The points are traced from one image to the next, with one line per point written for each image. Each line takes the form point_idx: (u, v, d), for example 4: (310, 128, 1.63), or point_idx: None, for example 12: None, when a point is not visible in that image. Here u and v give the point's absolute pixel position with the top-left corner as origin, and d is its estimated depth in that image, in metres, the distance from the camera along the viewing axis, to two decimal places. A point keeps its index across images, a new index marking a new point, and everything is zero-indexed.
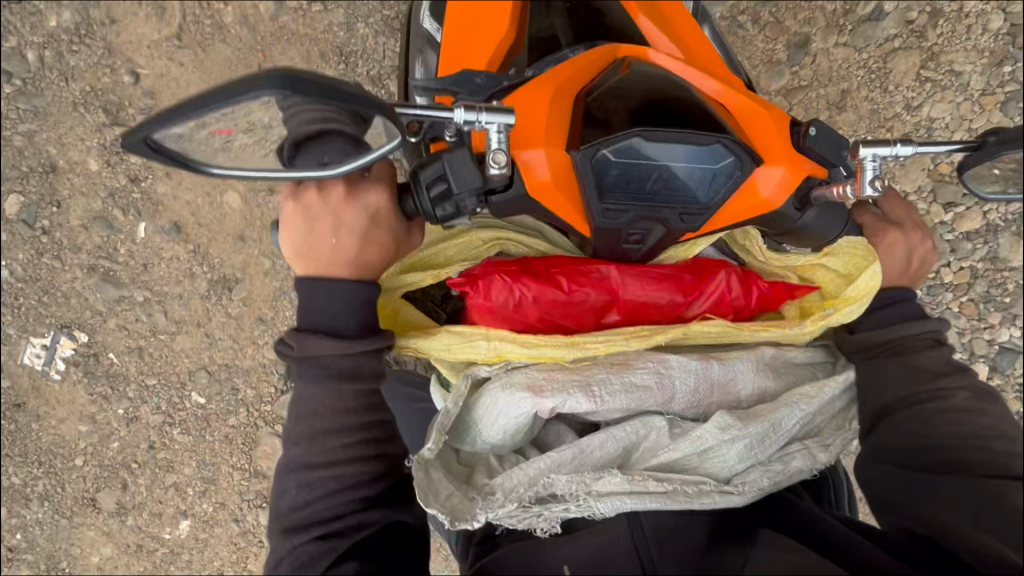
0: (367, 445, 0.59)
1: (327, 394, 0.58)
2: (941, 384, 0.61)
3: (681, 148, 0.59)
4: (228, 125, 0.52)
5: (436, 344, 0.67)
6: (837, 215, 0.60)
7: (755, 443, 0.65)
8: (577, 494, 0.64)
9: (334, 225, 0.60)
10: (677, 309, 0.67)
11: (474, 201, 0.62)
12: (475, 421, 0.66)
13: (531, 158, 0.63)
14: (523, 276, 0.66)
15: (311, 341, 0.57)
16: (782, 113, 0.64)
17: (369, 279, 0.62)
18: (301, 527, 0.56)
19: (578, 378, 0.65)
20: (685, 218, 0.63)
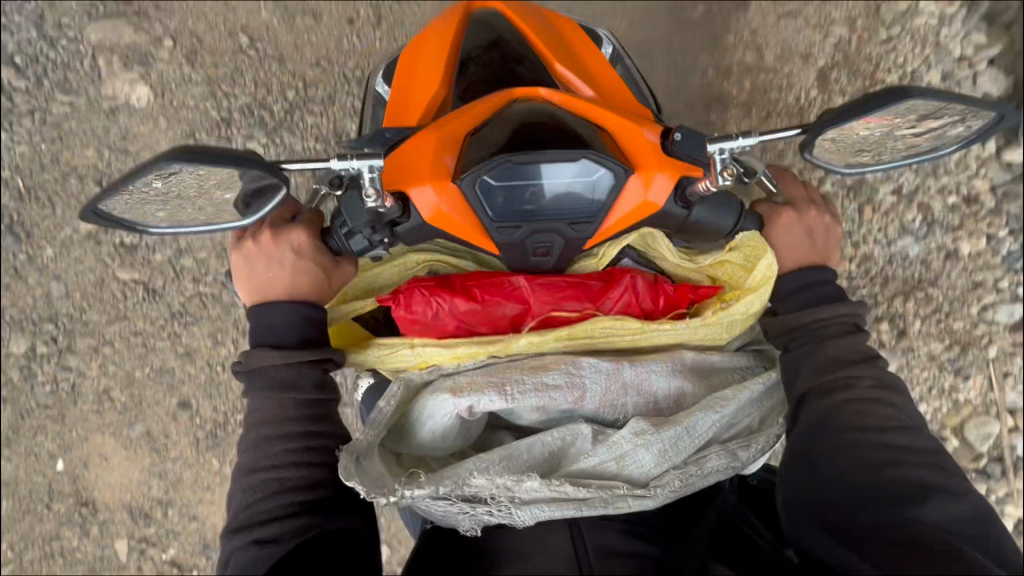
0: (301, 459, 0.64)
1: (270, 401, 0.64)
2: (849, 375, 0.62)
3: (552, 165, 0.59)
4: (149, 193, 0.57)
5: (370, 357, 0.69)
6: (723, 209, 0.65)
7: (668, 448, 0.64)
8: (498, 498, 0.62)
9: (268, 258, 0.68)
10: (586, 313, 0.67)
11: (379, 233, 0.64)
12: (415, 421, 0.67)
13: (416, 189, 0.61)
14: (440, 289, 0.66)
15: (253, 377, 0.65)
16: (663, 128, 0.65)
17: (305, 302, 0.68)
18: (245, 528, 0.63)
19: (493, 378, 0.64)
20: (578, 227, 0.63)
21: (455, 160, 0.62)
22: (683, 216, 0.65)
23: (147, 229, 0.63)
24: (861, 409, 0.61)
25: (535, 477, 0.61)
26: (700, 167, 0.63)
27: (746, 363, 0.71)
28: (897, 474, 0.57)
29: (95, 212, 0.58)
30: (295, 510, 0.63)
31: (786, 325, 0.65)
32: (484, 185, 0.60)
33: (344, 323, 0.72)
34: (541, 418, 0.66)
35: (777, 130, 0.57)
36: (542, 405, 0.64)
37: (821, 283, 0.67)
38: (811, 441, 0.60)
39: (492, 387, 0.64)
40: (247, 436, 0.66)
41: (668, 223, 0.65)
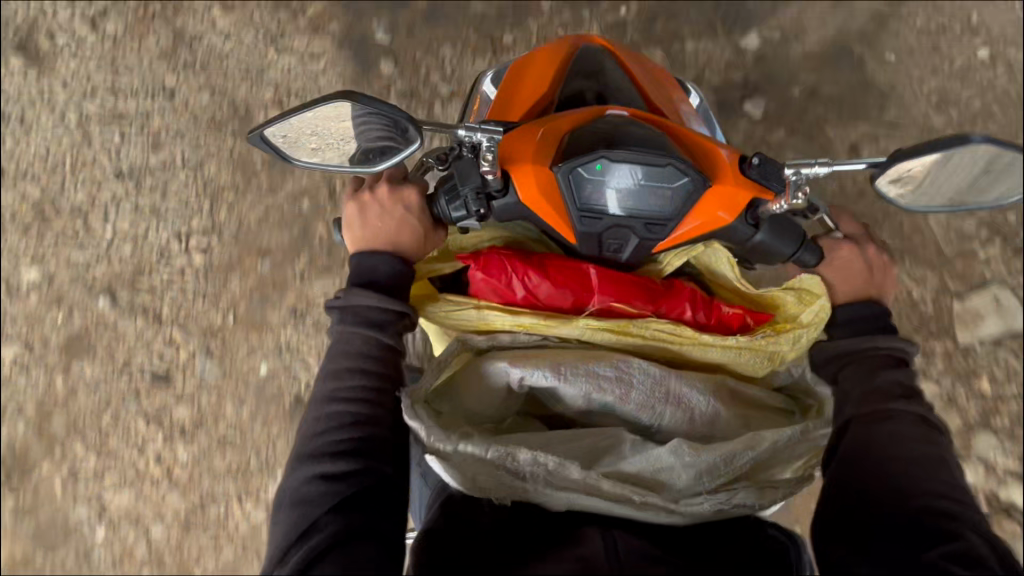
0: (370, 398, 0.67)
1: (360, 336, 0.68)
2: (896, 409, 0.64)
3: (640, 168, 0.64)
4: (311, 128, 0.64)
5: (436, 312, 0.73)
6: (790, 237, 0.71)
7: (703, 474, 0.66)
8: (536, 475, 0.65)
9: (382, 210, 0.74)
10: (645, 307, 0.72)
11: (478, 203, 0.70)
12: (463, 385, 0.70)
13: (514, 167, 0.68)
14: (512, 261, 0.71)
15: (350, 314, 0.69)
16: (739, 151, 0.70)
17: (403, 255, 0.72)
18: (313, 457, 0.64)
19: (548, 356, 0.68)
20: (652, 228, 0.69)
21: (551, 149, 0.68)
22: (753, 234, 0.70)
23: (293, 161, 0.68)
24: (907, 440, 0.62)
25: (578, 469, 0.64)
26: (774, 192, 0.68)
27: (782, 407, 0.74)
28: (938, 506, 0.57)
29: (262, 138, 0.64)
30: (364, 450, 0.64)
31: (835, 351, 0.70)
32: (576, 177, 0.66)
33: (424, 279, 0.76)
34: (583, 408, 0.69)
35: (847, 162, 0.63)
36: (590, 397, 0.67)
37: (872, 311, 0.72)
38: (854, 471, 0.61)
39: (546, 363, 0.67)
40: (329, 369, 0.68)
41: (739, 241, 0.71)
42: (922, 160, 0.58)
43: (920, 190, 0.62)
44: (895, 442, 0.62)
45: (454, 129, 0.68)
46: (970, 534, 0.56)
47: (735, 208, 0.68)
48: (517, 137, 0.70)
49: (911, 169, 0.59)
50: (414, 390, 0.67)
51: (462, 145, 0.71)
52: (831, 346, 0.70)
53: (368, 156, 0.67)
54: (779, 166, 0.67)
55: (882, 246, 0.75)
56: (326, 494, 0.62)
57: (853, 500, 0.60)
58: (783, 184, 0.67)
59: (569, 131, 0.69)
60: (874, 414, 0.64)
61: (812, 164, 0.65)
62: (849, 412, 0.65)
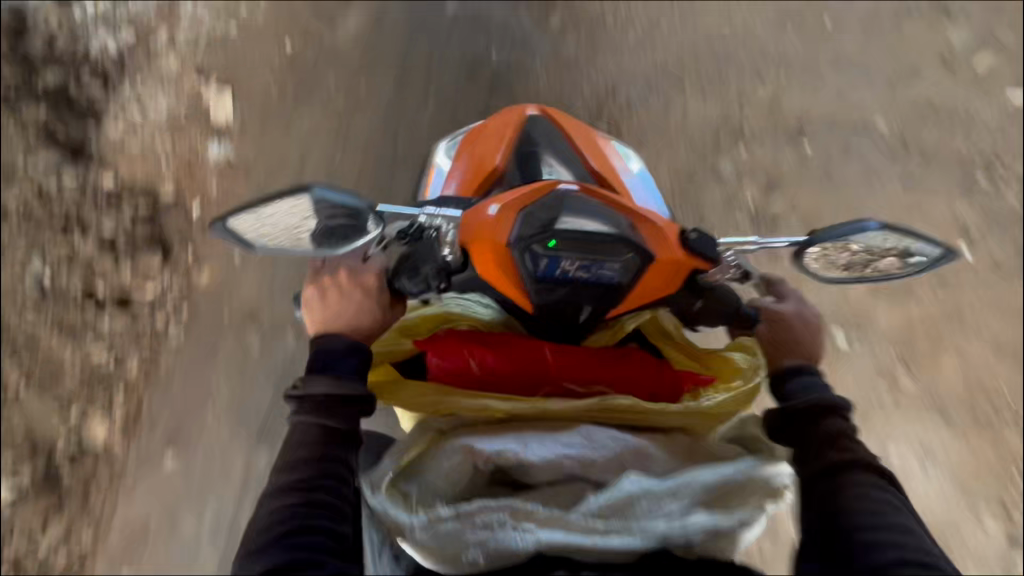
0: (326, 483, 0.67)
1: (317, 421, 0.69)
2: (848, 459, 0.68)
3: (586, 242, 0.68)
4: (278, 218, 0.66)
5: (396, 399, 0.73)
6: (728, 298, 0.77)
7: (661, 496, 0.66)
8: (500, 521, 0.65)
9: (342, 290, 0.76)
10: (598, 374, 0.74)
11: (438, 278, 0.75)
12: (424, 469, 0.70)
13: (473, 242, 0.71)
14: (470, 342, 0.74)
15: (308, 400, 0.70)
16: (676, 223, 0.75)
17: (368, 334, 0.76)
18: (268, 551, 0.62)
19: (511, 432, 0.69)
20: (603, 297, 0.73)
21: (505, 223, 0.70)
22: (693, 299, 0.76)
23: (254, 249, 0.68)
24: (864, 497, 0.65)
25: (542, 508, 0.65)
26: (711, 262, 0.73)
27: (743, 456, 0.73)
28: (899, 554, 0.61)
29: (228, 227, 0.66)
30: (322, 541, 0.63)
31: (783, 412, 0.74)
32: (530, 254, 0.69)
33: (384, 362, 0.77)
34: (552, 478, 0.68)
35: (772, 239, 0.69)
36: (555, 466, 0.67)
37: (812, 372, 0.76)
38: (817, 529, 0.66)
39: (510, 437, 0.68)
40: (286, 459, 0.68)
41: (681, 305, 0.77)
42: (899, 241, 0.63)
43: (840, 266, 0.68)
44: (854, 501, 0.65)
45: (416, 211, 0.74)
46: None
47: (677, 276, 0.73)
48: (474, 218, 0.72)
49: (880, 244, 0.64)
50: (373, 480, 0.69)
51: (420, 228, 0.75)
52: (778, 404, 0.75)
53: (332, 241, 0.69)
54: (713, 242, 0.73)
55: (815, 311, 0.81)
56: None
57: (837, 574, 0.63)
58: (717, 254, 0.73)
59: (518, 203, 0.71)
60: (827, 468, 0.68)
61: (744, 234, 0.74)
62: (804, 470, 0.69)
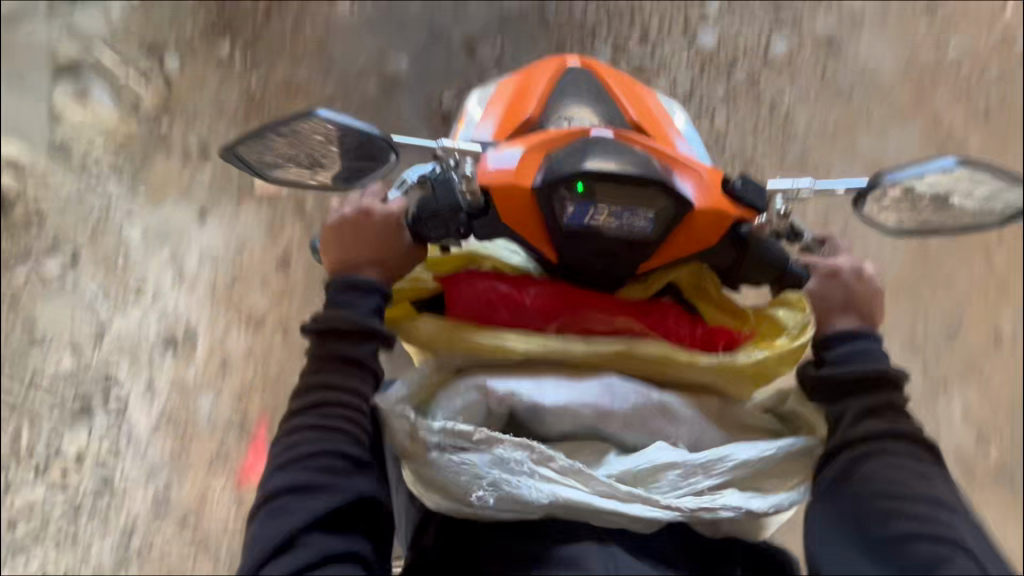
0: (349, 408, 0.63)
1: (333, 354, 0.65)
2: (890, 428, 0.64)
3: (619, 184, 0.64)
4: (289, 145, 0.62)
5: (413, 333, 0.70)
6: (777, 251, 0.71)
7: (689, 470, 0.63)
8: (523, 461, 0.61)
9: (357, 228, 0.71)
10: (627, 320, 0.69)
11: (458, 223, 0.67)
12: (434, 401, 0.66)
13: (496, 182, 0.66)
14: (492, 277, 0.70)
15: (326, 335, 0.66)
16: (719, 168, 0.71)
17: (388, 275, 0.71)
18: (282, 470, 0.60)
19: (529, 371, 0.66)
20: (636, 248, 0.67)
21: (534, 164, 0.66)
22: (735, 253, 0.71)
23: (265, 177, 0.64)
24: (898, 473, 0.62)
25: (565, 457, 0.62)
26: (756, 213, 0.69)
27: (774, 429, 0.71)
28: (934, 528, 0.58)
29: (233, 152, 0.61)
30: (336, 467, 0.60)
31: (828, 378, 0.67)
32: (557, 197, 0.65)
33: (404, 298, 0.73)
34: (567, 428, 0.65)
35: (826, 180, 0.66)
36: (574, 412, 0.64)
37: (863, 341, 0.69)
38: (842, 496, 0.63)
39: (526, 380, 0.65)
40: (305, 382, 0.65)
41: (724, 257, 0.71)
42: (974, 181, 0.60)
43: (896, 204, 0.63)
44: (889, 476, 0.62)
45: (437, 141, 0.68)
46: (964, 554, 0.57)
47: (718, 227, 0.68)
48: (499, 156, 0.67)
49: (961, 180, 0.60)
50: (394, 392, 0.65)
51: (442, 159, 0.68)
52: (827, 372, 0.68)
53: (347, 175, 0.64)
54: (759, 185, 0.69)
55: (872, 274, 0.73)
56: (297, 509, 0.57)
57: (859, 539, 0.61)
58: (766, 203, 0.68)
59: (545, 145, 0.67)
60: (868, 437, 0.64)
61: (794, 179, 0.68)
62: (841, 437, 0.65)
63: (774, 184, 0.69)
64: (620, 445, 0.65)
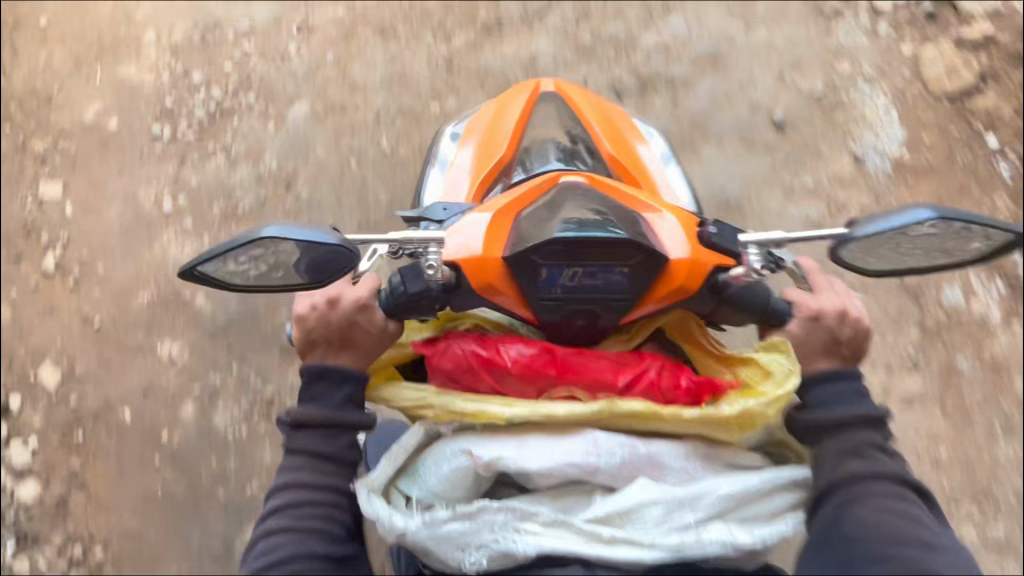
0: (322, 511, 0.65)
1: (314, 443, 0.66)
2: (876, 469, 0.65)
3: (589, 245, 0.63)
4: (244, 258, 0.62)
5: (394, 401, 0.69)
6: (759, 292, 0.70)
7: (672, 507, 0.64)
8: (505, 525, 0.63)
9: (327, 312, 0.70)
10: (607, 376, 0.68)
11: (435, 302, 0.68)
12: (425, 471, 0.67)
13: (464, 255, 0.67)
14: (472, 337, 0.69)
15: (303, 431, 0.67)
16: (696, 216, 0.72)
17: (364, 357, 0.69)
18: (263, 571, 0.63)
19: (513, 435, 0.66)
20: (613, 306, 0.67)
21: (503, 233, 0.68)
22: (715, 301, 0.70)
23: (232, 287, 0.65)
24: (877, 515, 0.63)
25: (548, 510, 0.64)
26: (734, 259, 0.69)
27: (760, 465, 0.72)
28: (914, 567, 0.60)
29: (193, 272, 0.62)
30: (313, 569, 0.62)
31: (811, 422, 0.67)
32: (530, 263, 0.65)
33: (388, 367, 0.73)
34: (554, 485, 0.66)
35: (801, 232, 0.64)
36: (559, 472, 0.64)
37: (847, 383, 0.69)
38: (831, 534, 0.63)
39: (512, 444, 0.65)
40: (276, 481, 0.66)
41: (702, 309, 0.70)
42: (952, 230, 0.61)
43: (870, 254, 0.63)
44: (869, 519, 0.62)
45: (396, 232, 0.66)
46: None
47: (699, 275, 0.68)
48: (473, 224, 0.68)
49: (939, 226, 0.60)
50: (373, 483, 0.67)
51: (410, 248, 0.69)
52: (803, 418, 0.68)
53: (308, 273, 0.64)
54: (733, 235, 0.69)
55: (857, 304, 0.72)
56: None
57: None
58: (740, 250, 0.69)
59: (519, 213, 0.69)
60: (855, 477, 0.64)
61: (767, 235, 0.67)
62: (830, 476, 0.65)
63: (747, 236, 0.69)
64: (603, 488, 0.66)
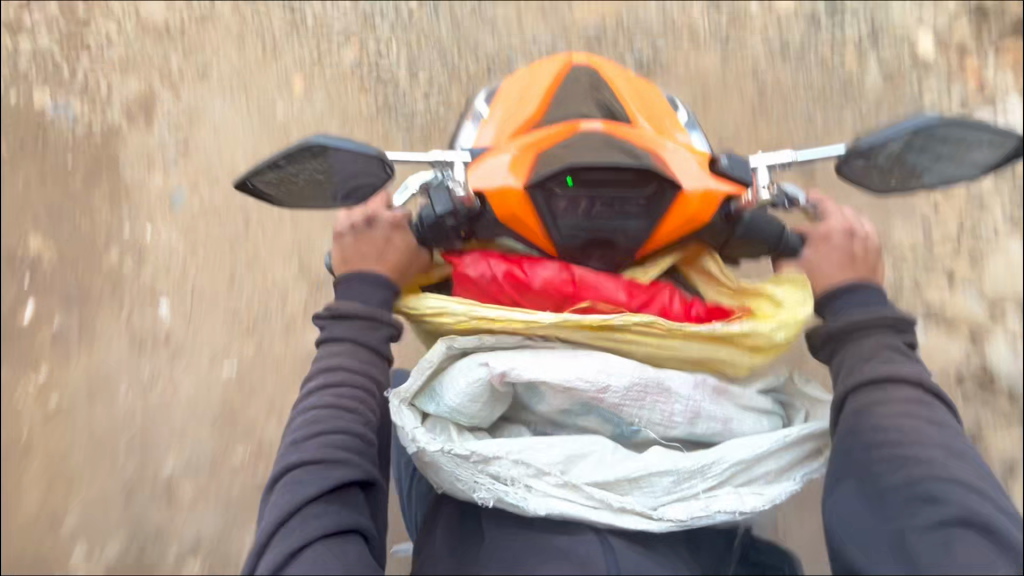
0: (360, 398, 0.67)
1: (346, 340, 0.69)
2: (897, 374, 0.63)
3: (608, 172, 0.67)
4: (292, 173, 0.68)
5: (418, 313, 0.73)
6: (769, 223, 0.74)
7: (681, 480, 0.66)
8: (517, 480, 0.66)
9: (367, 231, 0.76)
10: (621, 303, 0.70)
11: (462, 223, 0.73)
12: (443, 384, 0.69)
13: (487, 184, 0.71)
14: (494, 256, 0.72)
15: (337, 325, 0.70)
16: (712, 154, 0.77)
17: (398, 272, 0.74)
18: (297, 448, 0.63)
19: (527, 351, 0.68)
20: (630, 235, 0.71)
21: (527, 164, 0.70)
22: (728, 231, 0.74)
23: (281, 204, 0.72)
24: (897, 418, 0.61)
25: (558, 475, 0.65)
26: (745, 186, 0.72)
27: (773, 412, 0.72)
28: (938, 470, 0.58)
29: (247, 186, 0.68)
30: (349, 447, 0.63)
31: (826, 333, 0.68)
32: (551, 191, 0.69)
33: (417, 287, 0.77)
34: (565, 406, 0.67)
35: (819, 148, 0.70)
36: (570, 388, 0.66)
37: (865, 296, 0.70)
38: (848, 442, 0.62)
39: (527, 360, 0.67)
40: (316, 370, 0.68)
41: (716, 239, 0.74)
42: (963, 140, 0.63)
43: (878, 170, 0.66)
44: (889, 424, 0.61)
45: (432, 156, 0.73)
46: (968, 495, 0.56)
47: (711, 205, 0.71)
48: (497, 155, 0.73)
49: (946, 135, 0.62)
50: (400, 393, 0.69)
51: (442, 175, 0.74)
52: (816, 333, 0.69)
53: (350, 190, 0.70)
54: (744, 164, 0.73)
55: (867, 233, 0.74)
56: (311, 479, 0.60)
57: (857, 492, 0.61)
58: (751, 177, 0.72)
59: (541, 145, 0.72)
60: (873, 383, 0.63)
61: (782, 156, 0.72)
62: (846, 385, 0.65)
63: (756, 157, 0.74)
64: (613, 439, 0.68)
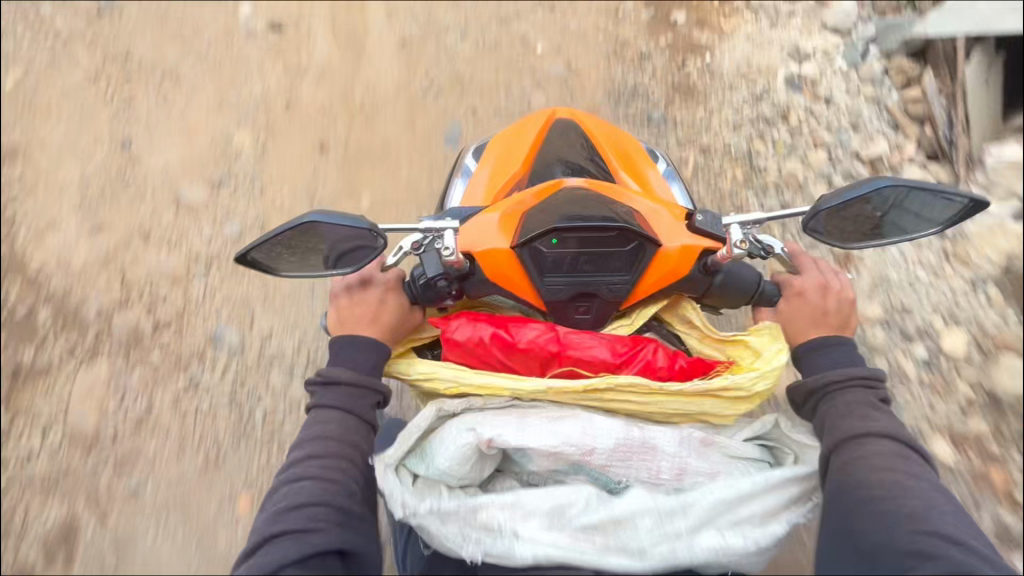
0: (343, 467, 0.68)
1: (337, 408, 0.72)
2: (873, 428, 0.66)
3: (589, 234, 0.69)
4: (289, 244, 0.70)
5: (410, 376, 0.76)
6: (749, 272, 0.76)
7: (664, 518, 0.65)
8: (503, 528, 0.65)
9: (360, 296, 0.78)
10: (605, 360, 0.72)
11: (449, 285, 0.75)
12: (432, 448, 0.70)
13: (477, 248, 0.74)
14: (482, 321, 0.75)
15: (327, 391, 0.72)
16: (688, 207, 0.79)
17: (388, 337, 0.77)
18: (278, 515, 0.64)
19: (513, 412, 0.70)
20: (615, 289, 0.72)
21: (514, 227, 0.74)
22: (709, 282, 0.75)
23: (279, 273, 0.74)
24: (881, 472, 0.63)
25: (541, 520, 0.65)
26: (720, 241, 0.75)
27: (757, 458, 0.73)
28: (927, 526, 0.58)
29: (244, 260, 0.70)
30: (330, 516, 0.64)
31: (806, 386, 0.72)
32: (536, 253, 0.71)
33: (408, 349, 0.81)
34: (554, 463, 0.68)
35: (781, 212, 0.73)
36: (558, 452, 0.67)
37: (839, 349, 0.73)
38: (835, 498, 0.63)
39: (512, 423, 0.69)
40: (303, 436, 0.70)
41: (697, 288, 0.76)
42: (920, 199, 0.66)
43: (841, 225, 0.69)
44: (872, 476, 0.63)
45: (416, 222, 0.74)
46: (961, 553, 0.56)
47: (689, 259, 0.73)
48: (484, 220, 0.76)
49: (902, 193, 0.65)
50: (388, 458, 0.70)
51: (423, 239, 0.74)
52: (800, 386, 0.73)
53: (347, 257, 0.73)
54: (719, 218, 0.76)
55: (842, 281, 0.77)
56: (288, 547, 0.61)
57: (849, 549, 0.60)
58: (724, 232, 0.75)
59: (524, 209, 0.75)
60: (851, 437, 0.66)
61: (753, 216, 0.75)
62: (827, 440, 0.67)
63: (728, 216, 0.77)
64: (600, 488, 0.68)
